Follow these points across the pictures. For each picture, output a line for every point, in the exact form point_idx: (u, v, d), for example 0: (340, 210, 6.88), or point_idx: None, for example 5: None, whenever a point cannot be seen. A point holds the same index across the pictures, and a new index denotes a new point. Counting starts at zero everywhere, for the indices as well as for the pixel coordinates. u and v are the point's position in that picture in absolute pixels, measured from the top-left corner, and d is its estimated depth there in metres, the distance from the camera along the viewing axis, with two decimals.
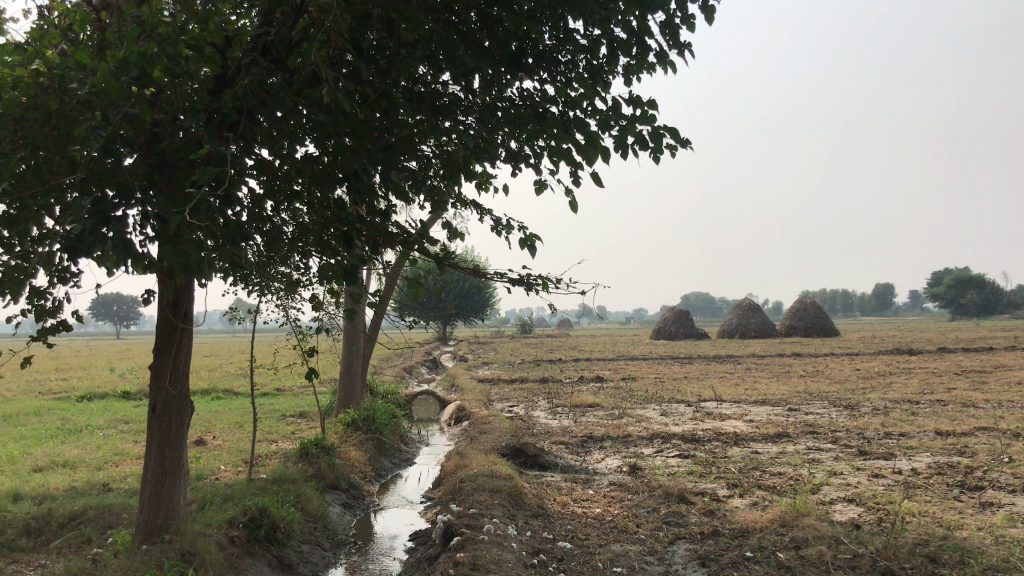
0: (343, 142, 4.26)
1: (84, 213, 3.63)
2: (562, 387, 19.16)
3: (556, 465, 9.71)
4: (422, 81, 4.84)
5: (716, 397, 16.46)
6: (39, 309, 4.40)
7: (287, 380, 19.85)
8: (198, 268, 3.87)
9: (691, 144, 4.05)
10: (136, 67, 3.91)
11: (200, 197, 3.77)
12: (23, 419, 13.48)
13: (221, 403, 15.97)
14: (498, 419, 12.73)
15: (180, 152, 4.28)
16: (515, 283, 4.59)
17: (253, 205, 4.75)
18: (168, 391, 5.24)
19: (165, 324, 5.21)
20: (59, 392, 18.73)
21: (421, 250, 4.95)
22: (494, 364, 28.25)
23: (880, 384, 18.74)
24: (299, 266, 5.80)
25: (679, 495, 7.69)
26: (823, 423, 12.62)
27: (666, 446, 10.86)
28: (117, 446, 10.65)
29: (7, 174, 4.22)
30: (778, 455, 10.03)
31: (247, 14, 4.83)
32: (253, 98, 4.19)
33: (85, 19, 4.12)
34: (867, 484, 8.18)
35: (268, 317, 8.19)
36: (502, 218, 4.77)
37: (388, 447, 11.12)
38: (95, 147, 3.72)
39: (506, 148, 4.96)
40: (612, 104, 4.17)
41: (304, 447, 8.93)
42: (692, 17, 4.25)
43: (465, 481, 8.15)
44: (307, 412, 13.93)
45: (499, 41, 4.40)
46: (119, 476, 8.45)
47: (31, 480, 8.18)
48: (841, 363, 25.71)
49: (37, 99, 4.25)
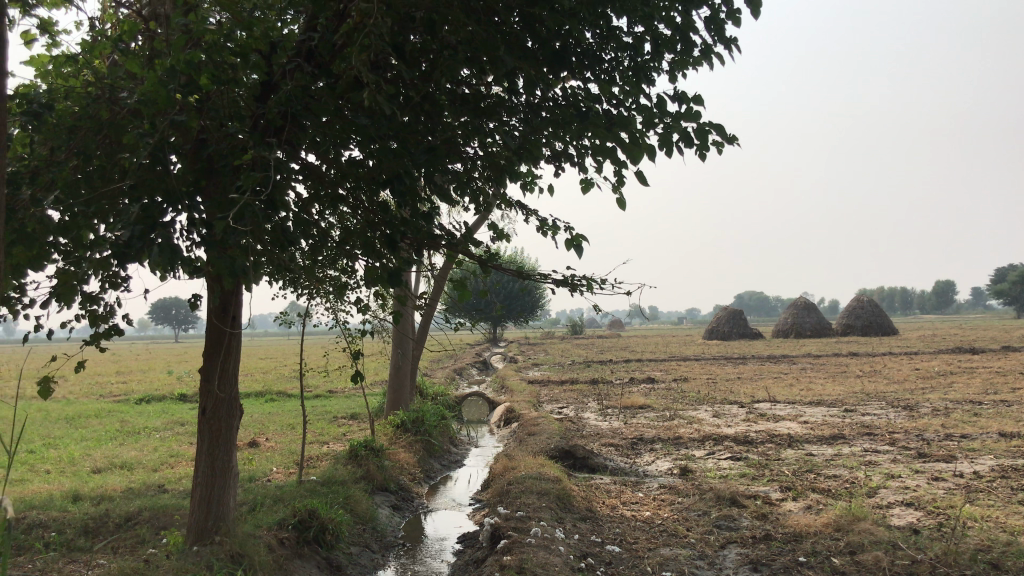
0: (386, 145, 4.29)
1: (132, 220, 3.70)
2: (612, 388, 19.04)
3: (605, 467, 9.64)
4: (466, 83, 4.84)
5: (769, 398, 16.18)
6: (92, 315, 4.49)
7: (339, 382, 20.05)
8: (244, 273, 3.92)
9: (738, 140, 3.97)
10: (182, 75, 3.96)
11: (244, 203, 3.82)
12: (86, 421, 13.89)
13: (274, 405, 16.21)
14: (548, 421, 12.66)
15: (226, 158, 4.34)
16: (560, 284, 4.56)
17: (300, 210, 4.79)
18: (216, 394, 5.31)
19: (213, 329, 5.28)
20: (119, 395, 19.19)
21: (466, 252, 4.96)
22: (545, 366, 28.22)
23: (941, 384, 18.23)
24: (346, 270, 5.83)
25: (731, 498, 7.55)
26: (880, 424, 12.32)
27: (718, 448, 10.70)
28: (173, 447, 10.87)
29: (59, 184, 4.31)
30: (834, 457, 9.81)
31: (292, 21, 4.89)
32: (297, 103, 4.22)
33: (134, 29, 4.19)
34: (926, 487, 7.95)
35: (318, 320, 8.27)
36: (547, 219, 4.77)
37: (437, 449, 11.15)
38: (142, 155, 3.80)
39: (551, 147, 4.94)
40: (657, 101, 4.12)
41: (353, 449, 9.00)
42: (737, 12, 4.17)
43: (513, 483, 8.13)
44: (358, 414, 14.05)
45: (542, 41, 4.39)
46: (174, 477, 8.61)
47: (90, 481, 8.39)
48: (900, 363, 25.09)
49: (89, 110, 4.34)
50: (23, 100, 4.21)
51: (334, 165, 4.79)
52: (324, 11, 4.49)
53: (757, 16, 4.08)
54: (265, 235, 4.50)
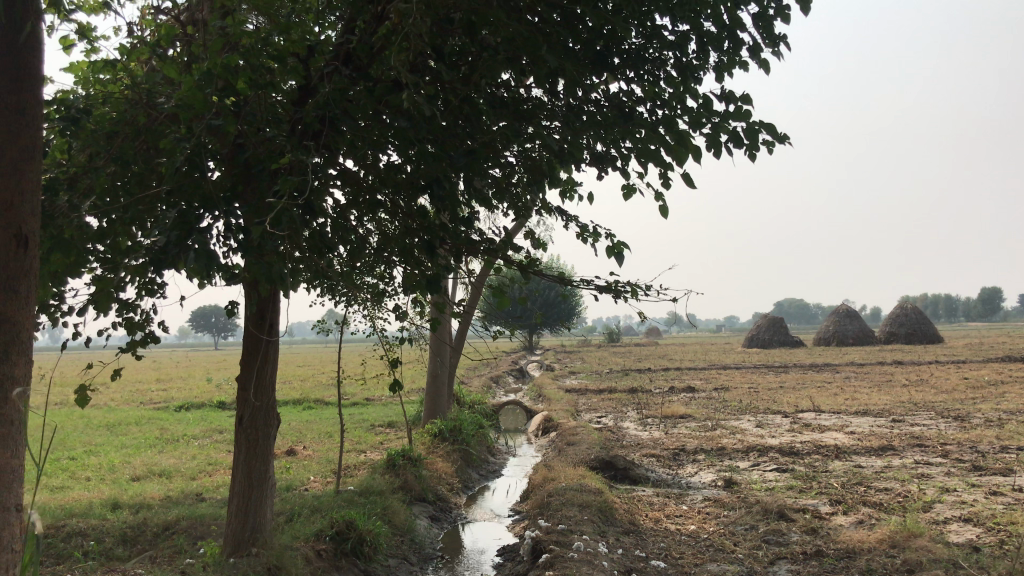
0: (425, 149, 4.19)
1: (168, 226, 3.62)
2: (651, 397, 18.77)
3: (647, 479, 9.43)
4: (506, 86, 4.72)
5: (814, 408, 15.81)
6: (128, 322, 4.41)
7: (375, 390, 20.04)
8: (281, 280, 3.82)
9: (790, 139, 3.79)
10: (218, 80, 3.89)
11: (282, 208, 3.73)
12: (126, 428, 13.99)
13: (312, 413, 16.21)
14: (587, 430, 12.48)
15: (264, 162, 4.25)
16: (603, 290, 4.41)
17: (337, 216, 4.70)
18: (253, 402, 5.23)
19: (249, 337, 5.20)
20: (159, 402, 19.37)
21: (505, 258, 4.84)
22: (582, 374, 28.00)
23: (992, 394, 17.70)
24: (384, 276, 5.72)
25: (779, 511, 7.31)
26: (931, 435, 11.94)
27: (763, 460, 10.42)
28: (211, 456, 10.86)
29: (97, 191, 4.26)
30: (884, 469, 9.49)
31: (330, 25, 4.80)
32: (336, 107, 4.14)
33: (171, 33, 4.13)
34: (984, 502, 7.64)
35: (355, 328, 8.18)
36: (589, 224, 4.63)
37: (475, 458, 11.01)
38: (180, 160, 3.72)
39: (592, 151, 4.79)
40: (704, 101, 3.96)
41: (391, 459, 8.91)
42: (786, 8, 4.00)
43: (553, 495, 7.95)
44: (396, 422, 13.98)
45: (584, 41, 4.26)
46: (212, 486, 8.58)
47: (129, 489, 8.39)
48: (948, 371, 24.49)
49: (127, 116, 4.29)
50: (60, 105, 4.17)
51: (372, 171, 4.70)
52: (363, 14, 4.40)
53: (807, 11, 3.90)
54: (302, 240, 4.41)
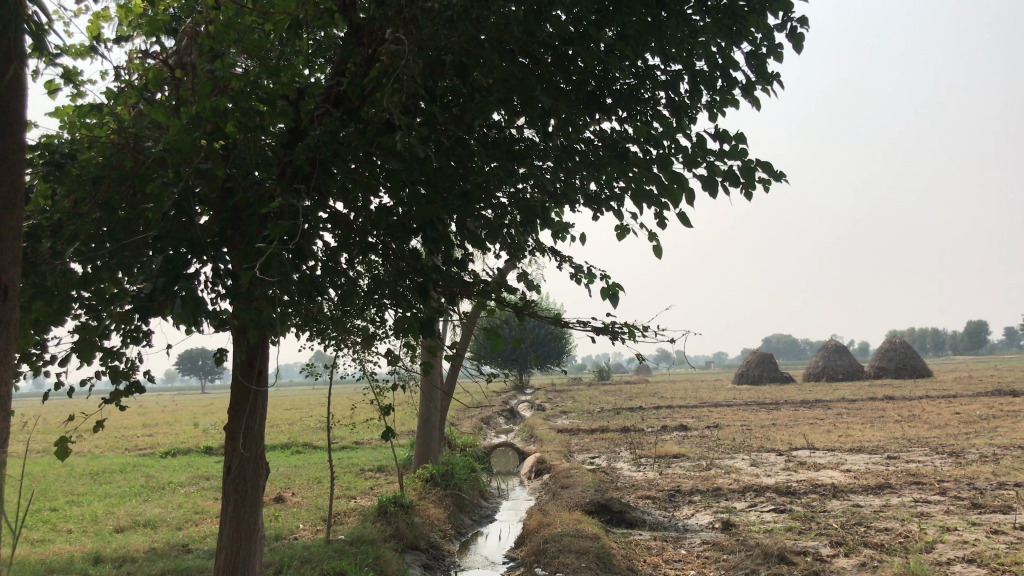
0: (418, 190, 4.13)
1: (154, 272, 3.52)
2: (644, 437, 18.58)
3: (644, 522, 9.27)
4: (498, 127, 4.68)
5: (808, 445, 15.67)
6: (113, 370, 4.28)
7: (365, 433, 19.78)
8: (271, 326, 3.72)
9: (786, 177, 3.73)
10: (207, 123, 3.84)
11: (271, 252, 3.64)
12: (110, 476, 13.71)
13: (300, 458, 15.96)
14: (580, 472, 12.31)
15: (253, 207, 4.19)
16: (599, 332, 4.32)
17: (327, 258, 4.61)
18: (241, 452, 5.08)
19: (238, 385, 5.07)
20: (144, 448, 19.03)
21: (498, 300, 4.76)
22: (573, 413, 27.76)
23: (985, 428, 17.61)
24: (375, 320, 5.60)
25: (780, 554, 7.16)
26: (928, 472, 11.81)
27: (760, 500, 10.28)
28: (198, 504, 10.63)
29: (83, 237, 4.16)
30: (883, 508, 9.36)
31: (319, 67, 4.77)
32: (326, 149, 4.09)
33: (159, 77, 4.08)
34: (987, 542, 7.51)
35: (345, 371, 8.05)
36: (583, 264, 4.57)
37: (467, 503, 10.83)
38: (166, 204, 3.64)
39: (585, 191, 4.74)
40: (698, 139, 3.91)
41: (382, 506, 8.74)
42: (779, 47, 3.98)
43: (550, 541, 7.80)
44: (386, 466, 13.77)
45: (576, 81, 4.22)
46: (198, 536, 8.36)
47: (113, 542, 8.15)
48: (940, 406, 24.41)
49: (113, 160, 4.21)
50: (45, 150, 4.10)
51: (363, 213, 4.63)
52: (353, 56, 4.38)
53: (800, 50, 3.88)
54: (291, 285, 4.32)
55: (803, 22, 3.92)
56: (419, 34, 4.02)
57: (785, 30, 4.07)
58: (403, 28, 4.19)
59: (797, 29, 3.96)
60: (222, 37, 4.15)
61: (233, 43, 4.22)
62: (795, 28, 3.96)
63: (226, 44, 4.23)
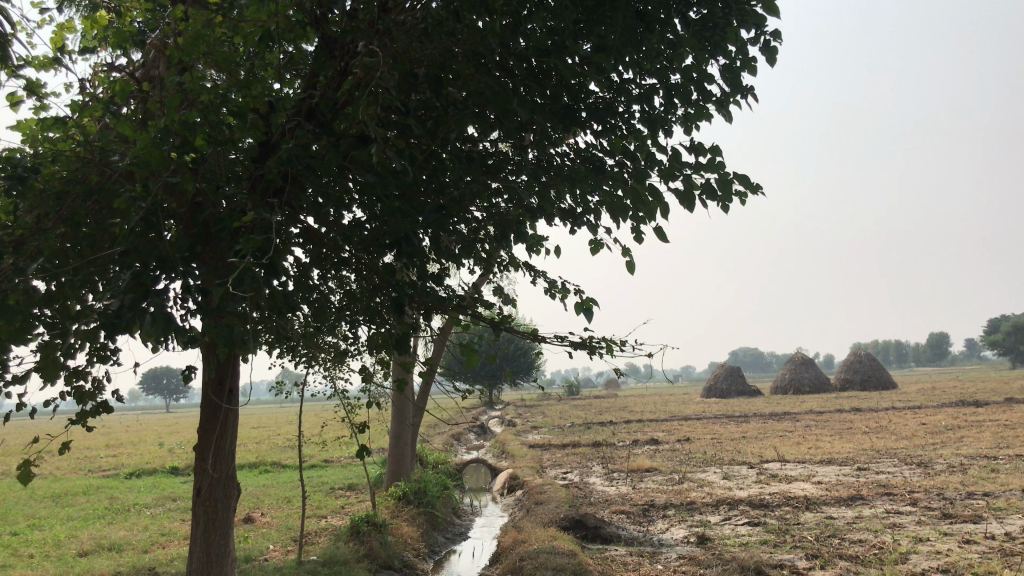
0: (393, 205, 4.08)
1: (122, 289, 3.43)
2: (616, 451, 18.55)
3: (619, 537, 9.23)
4: (471, 140, 4.63)
5: (779, 458, 15.74)
6: (78, 390, 4.14)
7: (334, 451, 19.53)
8: (243, 344, 3.63)
9: (763, 190, 3.72)
10: (177, 136, 3.77)
11: (243, 267, 3.56)
12: (73, 499, 13.38)
13: (268, 477, 15.71)
14: (554, 488, 12.24)
15: (223, 222, 4.11)
16: (577, 347, 4.28)
17: (299, 274, 4.54)
18: (211, 473, 4.95)
19: (207, 405, 4.95)
20: (108, 469, 18.62)
21: (474, 315, 4.70)
22: (544, 428, 27.65)
23: (951, 439, 17.84)
24: (347, 336, 5.50)
25: (756, 568, 7.15)
26: (897, 483, 11.91)
27: (733, 513, 10.28)
28: (164, 526, 10.40)
29: (47, 254, 4.04)
30: (856, 519, 9.41)
31: (290, 80, 4.70)
32: (298, 163, 4.03)
33: (126, 90, 3.99)
34: (959, 551, 7.57)
35: (316, 389, 7.91)
36: (559, 280, 4.56)
37: (440, 521, 10.72)
38: (135, 220, 3.55)
39: (560, 205, 4.70)
40: (674, 152, 3.89)
41: (354, 525, 8.60)
42: (753, 60, 3.98)
43: (525, 559, 7.72)
44: (356, 484, 13.59)
45: (551, 95, 4.19)
46: (165, 559, 8.16)
47: (77, 567, 7.92)
48: (906, 417, 24.67)
49: (79, 175, 4.10)
50: (7, 164, 3.99)
51: (335, 228, 4.56)
52: (325, 69, 4.32)
53: (773, 64, 3.89)
54: (263, 302, 4.23)
55: (777, 35, 3.93)
56: (393, 46, 3.97)
57: (759, 43, 4.08)
58: (376, 41, 4.15)
59: (770, 43, 3.97)
60: (192, 49, 4.07)
61: (202, 55, 4.13)
62: (768, 42, 3.97)
63: (196, 56, 4.15)
